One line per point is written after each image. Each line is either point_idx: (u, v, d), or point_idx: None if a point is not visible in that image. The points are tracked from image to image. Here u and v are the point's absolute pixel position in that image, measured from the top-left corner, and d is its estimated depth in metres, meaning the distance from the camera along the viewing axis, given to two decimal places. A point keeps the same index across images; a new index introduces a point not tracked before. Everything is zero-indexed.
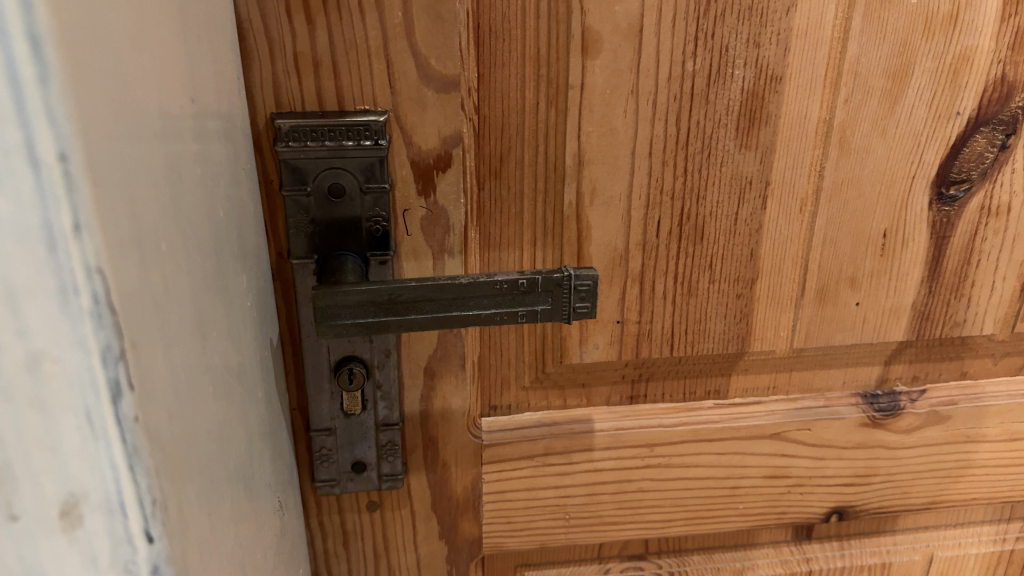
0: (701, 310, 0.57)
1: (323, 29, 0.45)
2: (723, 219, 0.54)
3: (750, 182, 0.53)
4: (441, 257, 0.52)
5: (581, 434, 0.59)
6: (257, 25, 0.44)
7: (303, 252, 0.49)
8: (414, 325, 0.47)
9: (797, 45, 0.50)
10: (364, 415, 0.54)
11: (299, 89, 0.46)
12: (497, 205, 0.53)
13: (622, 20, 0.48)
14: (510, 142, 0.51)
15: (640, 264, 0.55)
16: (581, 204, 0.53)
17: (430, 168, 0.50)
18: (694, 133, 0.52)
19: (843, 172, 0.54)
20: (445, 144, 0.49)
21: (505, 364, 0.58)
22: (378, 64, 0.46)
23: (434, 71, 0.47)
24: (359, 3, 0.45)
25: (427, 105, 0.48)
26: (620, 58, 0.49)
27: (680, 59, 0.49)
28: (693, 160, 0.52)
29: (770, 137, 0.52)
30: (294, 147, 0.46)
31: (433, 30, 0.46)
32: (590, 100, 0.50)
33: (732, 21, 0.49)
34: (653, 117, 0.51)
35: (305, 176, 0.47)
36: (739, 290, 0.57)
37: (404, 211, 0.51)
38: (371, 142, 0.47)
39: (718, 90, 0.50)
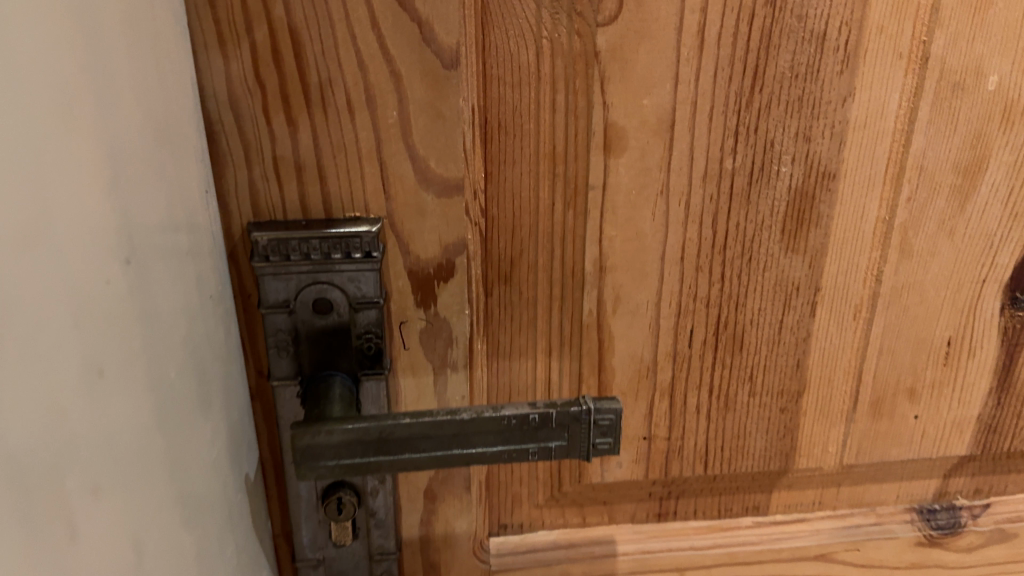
0: (741, 425, 0.50)
1: (306, 130, 0.39)
2: (766, 327, 0.48)
3: (797, 289, 0.47)
4: (443, 372, 0.46)
5: (601, 558, 0.53)
6: (229, 129, 0.39)
7: (285, 373, 0.43)
8: (409, 466, 0.41)
9: (854, 139, 0.43)
10: (357, 545, 0.48)
11: (279, 197, 0.40)
12: (507, 312, 0.47)
13: (652, 114, 0.41)
14: (523, 244, 0.45)
15: (670, 376, 0.48)
16: (602, 312, 0.46)
17: (430, 278, 0.44)
18: (734, 235, 0.45)
19: (903, 276, 0.47)
20: (447, 252, 0.43)
21: (517, 481, 0.51)
22: (369, 168, 0.41)
23: (435, 174, 0.41)
24: (347, 101, 0.39)
25: (426, 211, 0.42)
26: (647, 155, 0.42)
27: (718, 156, 0.43)
28: (731, 265, 0.46)
29: (821, 240, 0.46)
30: (274, 263, 0.41)
31: (433, 129, 0.40)
32: (613, 200, 0.44)
33: (780, 112, 0.42)
34: (685, 219, 0.44)
35: (287, 293, 0.41)
36: (783, 404, 0.50)
37: (400, 323, 0.44)
38: (363, 255, 0.41)
39: (762, 189, 0.44)
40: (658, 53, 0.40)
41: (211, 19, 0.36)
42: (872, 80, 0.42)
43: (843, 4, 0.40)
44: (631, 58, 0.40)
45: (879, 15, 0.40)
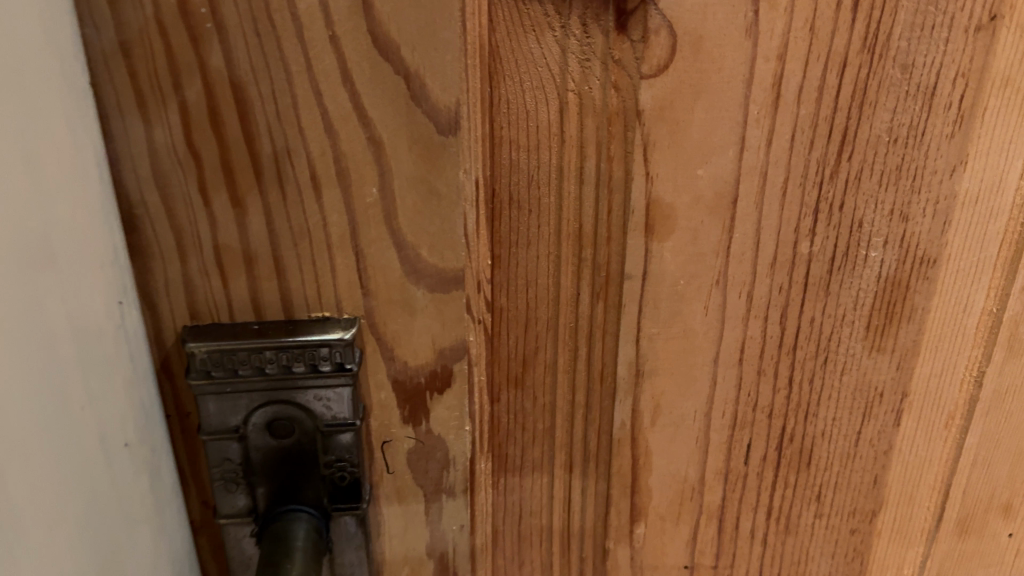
0: (801, 549, 0.41)
1: (257, 214, 0.30)
2: (839, 439, 0.38)
3: (880, 395, 0.37)
4: (437, 498, 0.36)
5: None
6: (155, 213, 0.29)
7: (235, 510, 0.34)
8: None
9: (962, 217, 0.34)
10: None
11: (225, 296, 0.31)
12: (518, 420, 0.37)
13: (708, 187, 0.32)
14: (538, 341, 0.35)
15: (719, 496, 0.39)
16: (638, 423, 0.37)
17: (421, 389, 0.34)
18: (807, 333, 0.35)
19: (1008, 377, 0.38)
20: (442, 357, 0.33)
21: None
22: (341, 259, 0.31)
23: (427, 265, 0.32)
24: (311, 177, 0.29)
25: (415, 309, 0.32)
26: (701, 237, 0.33)
27: (791, 239, 0.33)
28: (801, 367, 0.36)
29: (912, 337, 0.36)
30: (217, 380, 0.31)
31: (425, 210, 0.30)
32: (655, 292, 0.34)
33: (872, 185, 0.33)
34: (746, 314, 0.35)
35: (236, 417, 0.32)
36: (854, 524, 0.41)
37: (383, 442, 0.35)
38: (332, 370, 0.32)
39: (845, 278, 0.34)
40: (719, 112, 0.31)
41: (124, 72, 0.27)
42: (989, 144, 0.33)
43: (961, 49, 0.31)
44: (683, 119, 0.31)
45: (1004, 63, 0.31)
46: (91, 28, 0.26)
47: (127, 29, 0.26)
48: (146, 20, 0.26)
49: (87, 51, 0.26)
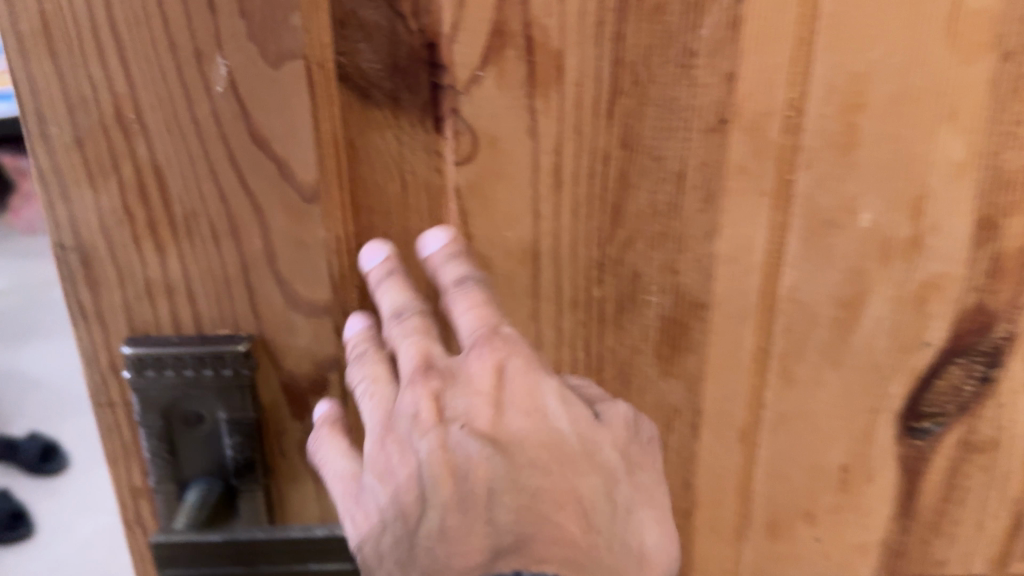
0: None
1: (175, 256, 0.41)
2: (649, 446, 0.47)
3: (676, 411, 0.47)
4: (324, 478, 0.47)
5: None
6: (102, 254, 0.41)
7: (164, 478, 0.45)
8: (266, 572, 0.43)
9: (723, 271, 0.43)
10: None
11: (154, 315, 0.42)
12: None
13: (515, 246, 0.42)
14: None
15: None
16: None
17: (304, 391, 0.45)
18: (608, 358, 0.45)
19: (787, 402, 0.47)
20: (319, 367, 0.44)
21: None
22: (237, 290, 0.42)
23: (302, 296, 0.42)
24: (212, 230, 0.41)
25: (297, 329, 0.43)
26: (514, 282, 0.43)
27: (583, 285, 0.43)
28: (607, 386, 0.46)
29: (696, 365, 0.46)
30: (146, 376, 0.43)
31: (298, 258, 0.41)
32: None
33: (643, 246, 0.43)
34: (558, 341, 0.45)
35: (156, 413, 0.44)
36: (673, 520, 0.50)
37: (278, 433, 0.46)
38: (223, 371, 0.43)
39: (631, 316, 0.44)
40: (516, 188, 0.41)
41: (79, 157, 0.39)
42: (735, 217, 0.42)
43: (699, 145, 0.41)
44: (489, 194, 0.41)
45: (738, 155, 0.41)
46: (55, 128, 0.38)
47: (80, 128, 0.38)
48: (94, 123, 0.38)
49: (53, 143, 0.38)
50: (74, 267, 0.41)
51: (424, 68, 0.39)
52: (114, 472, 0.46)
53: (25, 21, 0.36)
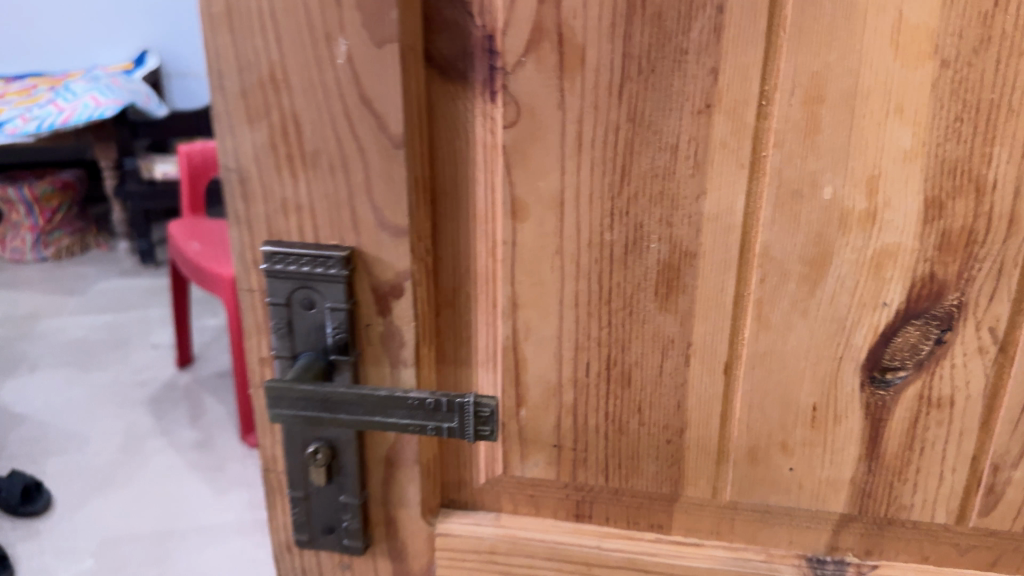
0: (634, 447, 0.61)
1: (303, 182, 0.55)
2: (648, 369, 0.59)
3: (672, 341, 0.58)
4: (397, 367, 0.59)
5: (523, 540, 0.65)
6: (255, 176, 0.56)
7: (283, 350, 0.59)
8: (344, 422, 0.56)
9: (709, 227, 0.55)
10: (325, 504, 0.62)
11: (286, 227, 0.57)
12: (453, 330, 0.61)
13: (546, 193, 0.55)
14: (466, 279, 0.59)
15: (573, 397, 0.60)
16: (517, 338, 0.59)
17: (386, 295, 0.57)
18: (617, 291, 0.57)
19: (763, 343, 0.57)
20: (399, 277, 0.57)
21: (462, 464, 0.65)
22: (345, 211, 0.55)
23: (389, 219, 0.55)
24: (330, 164, 0.54)
25: (382, 246, 0.56)
26: (545, 223, 0.56)
27: (598, 230, 0.56)
28: (616, 315, 0.57)
29: (687, 304, 0.57)
30: (275, 267, 0.56)
31: (388, 188, 0.54)
32: (521, 254, 0.57)
33: (645, 202, 0.54)
34: (577, 274, 0.57)
35: (281, 296, 0.57)
36: (669, 436, 0.61)
37: (366, 325, 0.58)
38: (332, 271, 0.56)
39: (636, 258, 0.56)
40: (548, 148, 0.54)
41: (245, 103, 0.53)
42: (720, 184, 0.54)
43: (689, 124, 0.52)
44: (528, 151, 0.54)
45: (721, 134, 0.53)
46: (231, 81, 0.53)
47: (247, 82, 0.53)
48: (257, 78, 0.53)
49: (228, 91, 0.53)
50: (234, 185, 0.56)
51: (485, 54, 0.53)
52: (248, 344, 0.61)
53: (217, 4, 0.51)
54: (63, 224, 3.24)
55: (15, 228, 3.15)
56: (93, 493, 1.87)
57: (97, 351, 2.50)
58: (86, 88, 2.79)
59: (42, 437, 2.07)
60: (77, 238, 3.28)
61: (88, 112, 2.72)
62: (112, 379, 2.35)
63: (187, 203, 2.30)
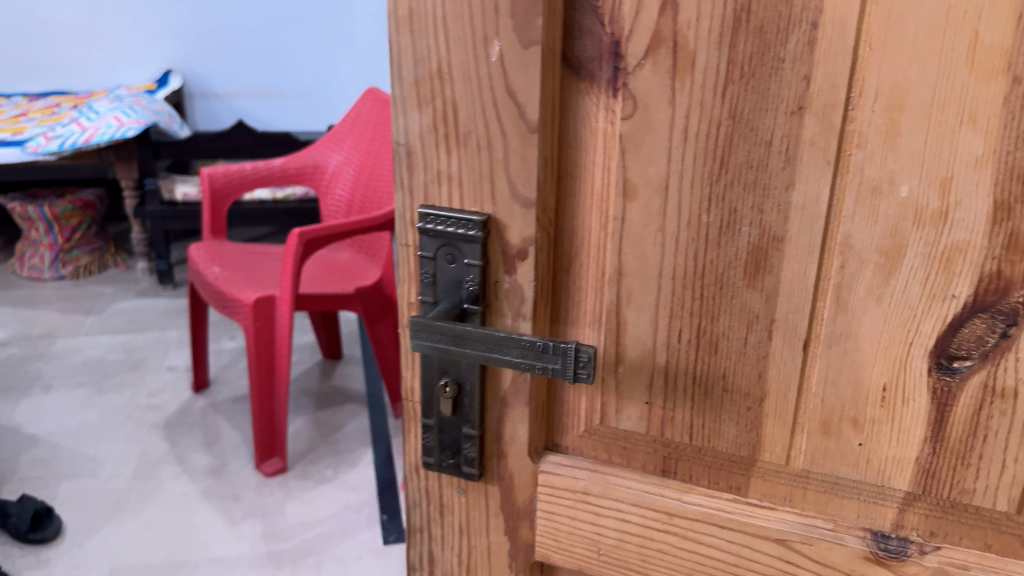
0: (718, 411, 0.69)
1: (456, 157, 0.67)
2: (734, 340, 0.66)
3: (756, 317, 0.65)
4: (518, 320, 0.71)
5: (613, 484, 0.74)
6: (419, 149, 0.69)
7: (426, 294, 0.72)
8: (471, 355, 0.68)
9: (796, 216, 0.62)
10: (450, 433, 0.76)
11: (440, 194, 0.69)
12: (569, 292, 0.71)
13: (654, 177, 0.64)
14: (582, 249, 0.70)
15: (665, 359, 0.69)
16: (620, 303, 0.69)
17: (514, 256, 0.68)
18: (710, 268, 0.65)
19: (839, 324, 0.64)
20: (525, 242, 0.68)
21: (567, 412, 0.75)
22: (486, 183, 0.67)
23: (521, 191, 0.66)
24: (478, 143, 0.66)
25: (514, 215, 0.67)
26: (651, 204, 0.65)
27: (696, 212, 0.64)
28: (707, 289, 0.66)
29: (773, 284, 0.64)
30: (427, 225, 0.69)
31: (523, 166, 0.65)
32: (629, 230, 0.67)
33: (740, 189, 0.63)
34: (675, 250, 0.66)
35: (430, 249, 0.70)
36: (749, 403, 0.68)
37: (494, 281, 0.70)
38: (471, 232, 0.68)
39: (729, 240, 0.64)
40: (658, 138, 0.63)
41: (415, 90, 0.66)
42: (807, 177, 0.61)
43: (783, 123, 0.60)
44: (641, 140, 0.64)
45: (810, 134, 0.60)
46: (408, 71, 0.66)
47: (420, 73, 0.65)
48: (427, 69, 0.65)
49: (405, 79, 0.66)
50: (402, 156, 0.69)
51: (612, 56, 0.63)
52: (401, 290, 0.75)
53: (403, 10, 0.64)
54: (83, 243, 3.29)
55: (38, 246, 3.19)
56: (112, 517, 1.90)
57: (113, 371, 2.53)
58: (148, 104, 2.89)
59: (53, 463, 2.09)
60: (107, 265, 3.37)
61: (108, 131, 2.83)
62: (121, 403, 2.37)
63: (208, 223, 2.25)
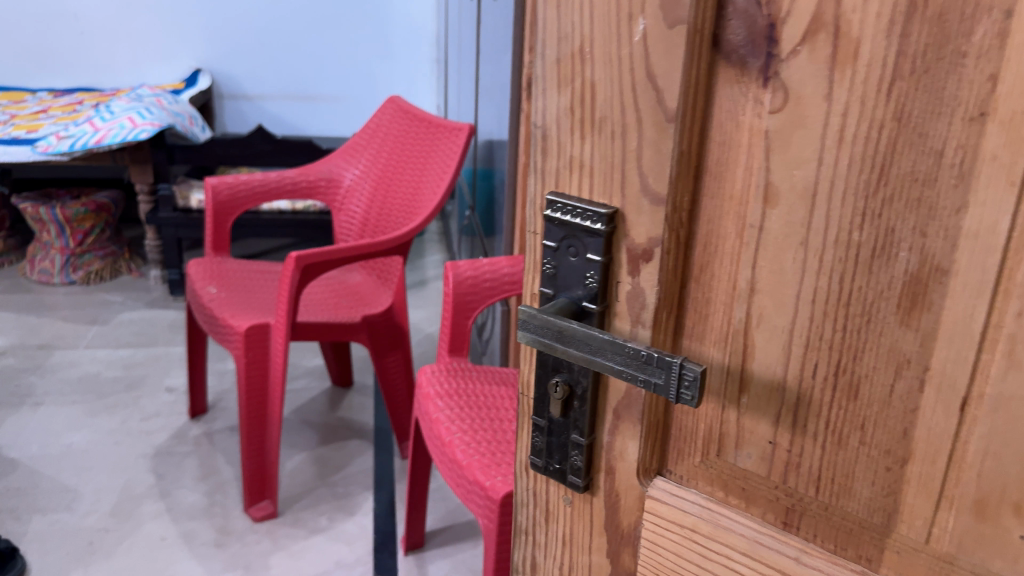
0: (849, 465, 0.56)
1: (589, 143, 0.58)
2: (877, 386, 0.54)
3: (907, 361, 0.52)
4: (636, 327, 0.59)
5: (725, 527, 0.62)
6: (554, 132, 0.60)
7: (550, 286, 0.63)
8: (572, 355, 0.59)
9: (966, 244, 0.48)
10: (559, 436, 0.68)
11: (569, 182, 0.60)
12: (700, 305, 0.60)
13: (800, 183, 0.53)
14: (715, 259, 0.58)
15: (797, 395, 0.57)
16: (749, 324, 0.58)
17: (638, 256, 0.58)
18: (856, 296, 0.53)
19: (1010, 384, 0.49)
20: (651, 242, 0.57)
21: (683, 437, 0.64)
22: (617, 176, 0.57)
23: (652, 187, 0.56)
24: (612, 130, 0.56)
25: (642, 211, 0.57)
26: (794, 213, 0.54)
27: (847, 228, 0.52)
28: (852, 321, 0.54)
29: (931, 324, 0.51)
30: (555, 215, 0.60)
31: (656, 157, 0.55)
32: (766, 239, 0.56)
33: (900, 206, 0.50)
34: (819, 270, 0.54)
35: (553, 238, 0.61)
36: (888, 463, 0.55)
37: (615, 282, 0.59)
38: (595, 225, 0.58)
39: (883, 265, 0.51)
40: (810, 137, 0.52)
41: (556, 67, 0.58)
42: (984, 200, 0.47)
43: (960, 131, 0.47)
44: (789, 140, 0.53)
45: (992, 145, 0.46)
46: (552, 48, 0.58)
47: (563, 47, 0.57)
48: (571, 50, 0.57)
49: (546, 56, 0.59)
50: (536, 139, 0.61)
51: (766, 41, 0.52)
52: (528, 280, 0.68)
53: None
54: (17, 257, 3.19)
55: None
56: None
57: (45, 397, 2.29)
58: (121, 115, 2.68)
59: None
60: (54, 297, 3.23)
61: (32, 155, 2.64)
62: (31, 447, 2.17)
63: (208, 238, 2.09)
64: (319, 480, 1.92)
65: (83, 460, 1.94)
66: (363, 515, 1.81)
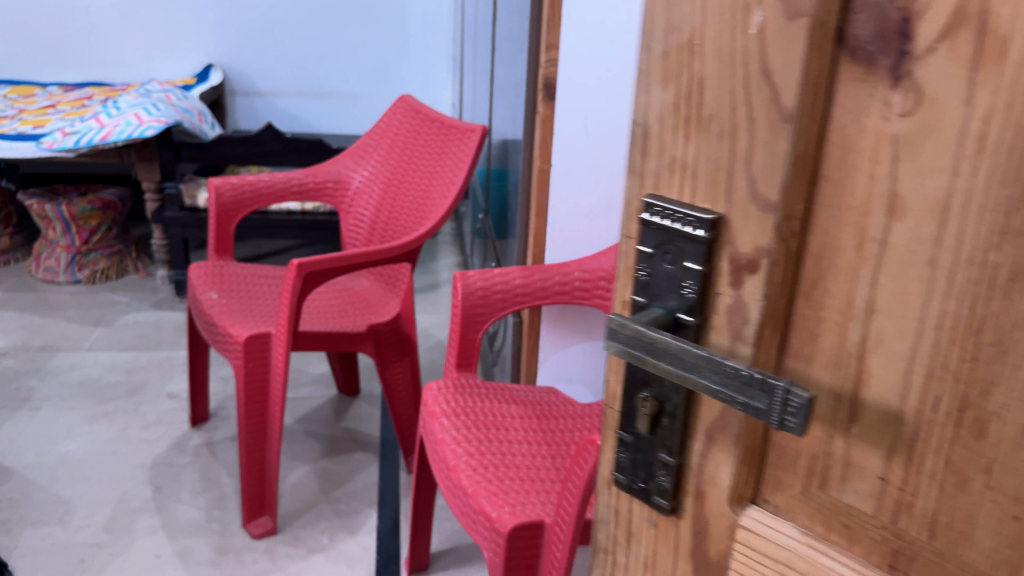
0: (971, 511, 0.49)
1: (693, 143, 0.53)
2: (1010, 424, 0.46)
3: None
4: (735, 344, 0.54)
5: (823, 566, 0.55)
6: (656, 131, 0.56)
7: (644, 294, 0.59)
8: (664, 371, 0.54)
9: None
10: (645, 454, 0.63)
11: (671, 185, 0.55)
12: (808, 325, 0.53)
13: (931, 195, 0.46)
14: (830, 273, 0.51)
15: (914, 429, 0.50)
16: (864, 348, 0.51)
17: (742, 267, 0.52)
18: (992, 323, 0.45)
19: None
20: (757, 253, 0.51)
21: (781, 464, 0.57)
22: (723, 179, 0.52)
23: (761, 191, 0.50)
24: (720, 130, 0.51)
25: (748, 217, 0.51)
26: (922, 228, 0.47)
27: (983, 247, 0.45)
28: (983, 351, 0.46)
29: None
30: (652, 219, 0.56)
31: (767, 162, 0.50)
32: (888, 256, 0.49)
33: None
34: (948, 292, 0.47)
35: (651, 243, 0.57)
36: (1017, 512, 0.47)
37: (715, 293, 0.54)
38: (696, 231, 0.53)
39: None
40: (944, 144, 0.45)
41: (661, 61, 0.54)
42: None
43: None
44: (920, 146, 0.46)
45: None
46: (658, 40, 0.54)
47: (670, 40, 0.53)
48: (678, 44, 0.53)
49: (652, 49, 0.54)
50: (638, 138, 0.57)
51: (897, 39, 0.45)
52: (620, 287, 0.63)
53: None
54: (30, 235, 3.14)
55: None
56: None
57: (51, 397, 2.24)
58: (127, 111, 2.62)
59: None
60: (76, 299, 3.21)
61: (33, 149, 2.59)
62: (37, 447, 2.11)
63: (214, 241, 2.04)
64: (320, 496, 1.84)
65: (80, 466, 1.88)
66: (366, 535, 1.73)
